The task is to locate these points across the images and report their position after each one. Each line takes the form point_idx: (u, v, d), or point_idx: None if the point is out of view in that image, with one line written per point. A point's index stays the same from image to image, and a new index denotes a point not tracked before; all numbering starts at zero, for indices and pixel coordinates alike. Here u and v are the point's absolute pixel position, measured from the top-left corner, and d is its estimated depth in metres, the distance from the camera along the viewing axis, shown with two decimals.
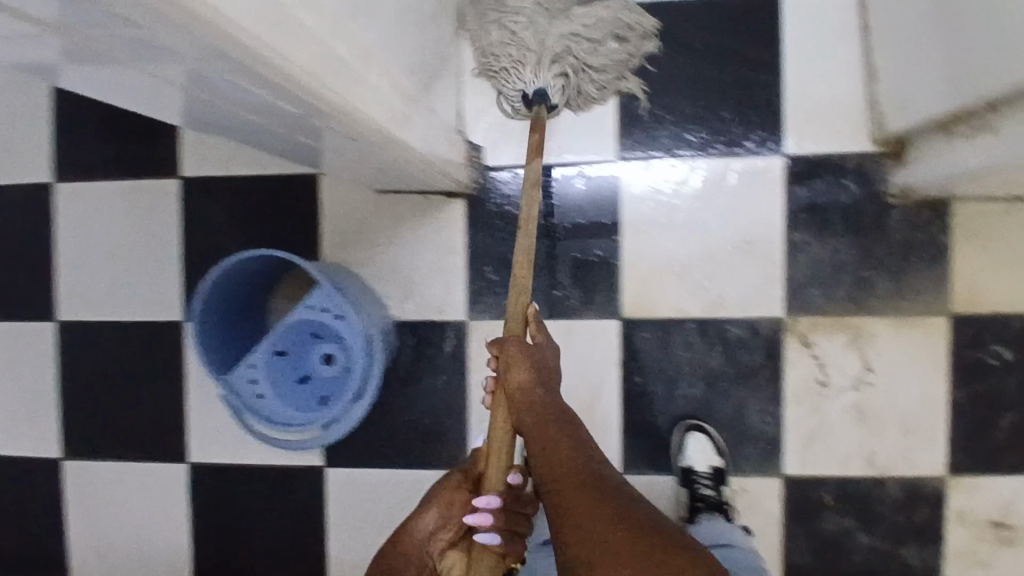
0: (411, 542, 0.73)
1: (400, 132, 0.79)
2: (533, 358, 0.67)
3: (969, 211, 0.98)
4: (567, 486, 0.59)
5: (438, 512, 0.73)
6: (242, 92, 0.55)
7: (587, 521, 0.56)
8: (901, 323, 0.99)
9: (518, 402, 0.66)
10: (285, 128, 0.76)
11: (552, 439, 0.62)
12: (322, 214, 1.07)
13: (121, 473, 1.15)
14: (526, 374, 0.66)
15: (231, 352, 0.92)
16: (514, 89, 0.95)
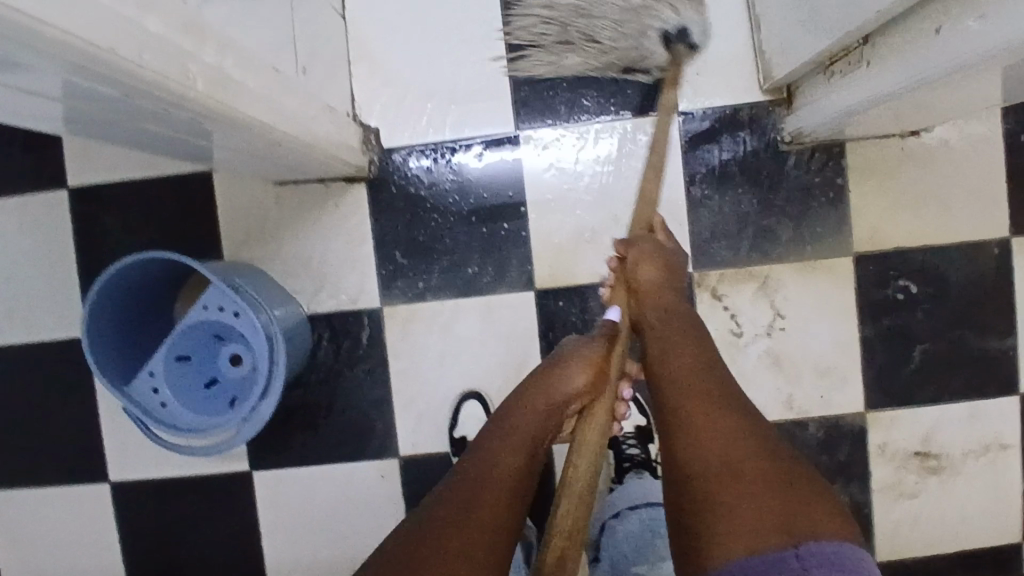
0: (554, 384, 0.76)
1: (281, 119, 0.77)
2: (663, 258, 0.82)
3: (862, 151, 0.99)
4: (688, 357, 0.70)
5: (585, 372, 0.76)
6: (85, 91, 0.53)
7: (718, 423, 0.61)
8: (807, 267, 1.00)
9: (647, 287, 0.80)
10: (160, 128, 0.73)
11: (680, 337, 0.73)
12: (220, 214, 1.04)
13: (41, 498, 1.11)
14: (653, 270, 0.81)
15: (125, 366, 0.89)
16: (658, 32, 0.92)
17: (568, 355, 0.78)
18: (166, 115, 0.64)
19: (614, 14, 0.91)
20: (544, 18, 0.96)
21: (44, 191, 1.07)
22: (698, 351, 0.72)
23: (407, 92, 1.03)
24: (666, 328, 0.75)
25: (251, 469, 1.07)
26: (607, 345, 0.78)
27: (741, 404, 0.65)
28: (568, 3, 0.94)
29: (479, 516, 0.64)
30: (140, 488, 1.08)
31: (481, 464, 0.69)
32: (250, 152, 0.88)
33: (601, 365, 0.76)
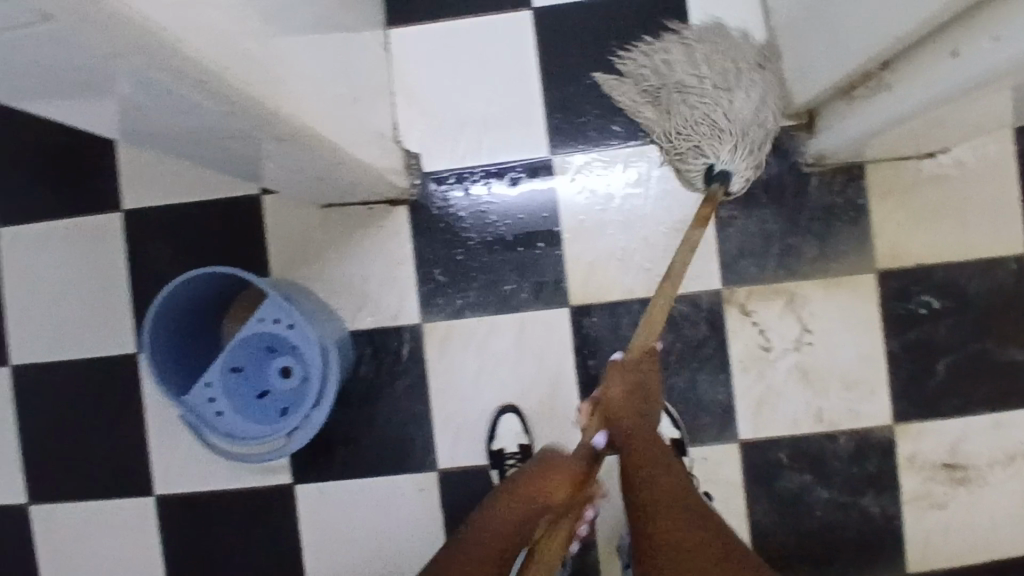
0: (518, 507, 0.75)
1: (341, 142, 0.83)
2: (645, 388, 0.80)
3: (881, 172, 1.04)
4: (659, 507, 0.76)
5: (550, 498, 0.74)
6: (190, 112, 0.58)
7: (671, 525, 0.75)
8: (832, 283, 1.04)
9: (625, 415, 0.79)
10: (227, 150, 0.79)
11: (655, 463, 0.78)
12: (268, 235, 1.09)
13: (87, 511, 1.14)
14: (628, 392, 0.79)
15: (178, 375, 0.93)
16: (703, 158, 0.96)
17: (540, 472, 0.75)
18: (245, 137, 0.69)
19: (694, 111, 0.96)
20: (658, 66, 1.01)
21: (100, 214, 1.12)
22: (669, 492, 0.77)
23: (447, 119, 1.09)
24: (645, 464, 0.77)
25: (294, 482, 1.10)
26: (580, 466, 0.75)
27: (703, 548, 0.74)
28: (680, 72, 0.99)
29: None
30: (184, 502, 1.11)
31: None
32: (305, 174, 0.93)
33: (575, 484, 0.74)
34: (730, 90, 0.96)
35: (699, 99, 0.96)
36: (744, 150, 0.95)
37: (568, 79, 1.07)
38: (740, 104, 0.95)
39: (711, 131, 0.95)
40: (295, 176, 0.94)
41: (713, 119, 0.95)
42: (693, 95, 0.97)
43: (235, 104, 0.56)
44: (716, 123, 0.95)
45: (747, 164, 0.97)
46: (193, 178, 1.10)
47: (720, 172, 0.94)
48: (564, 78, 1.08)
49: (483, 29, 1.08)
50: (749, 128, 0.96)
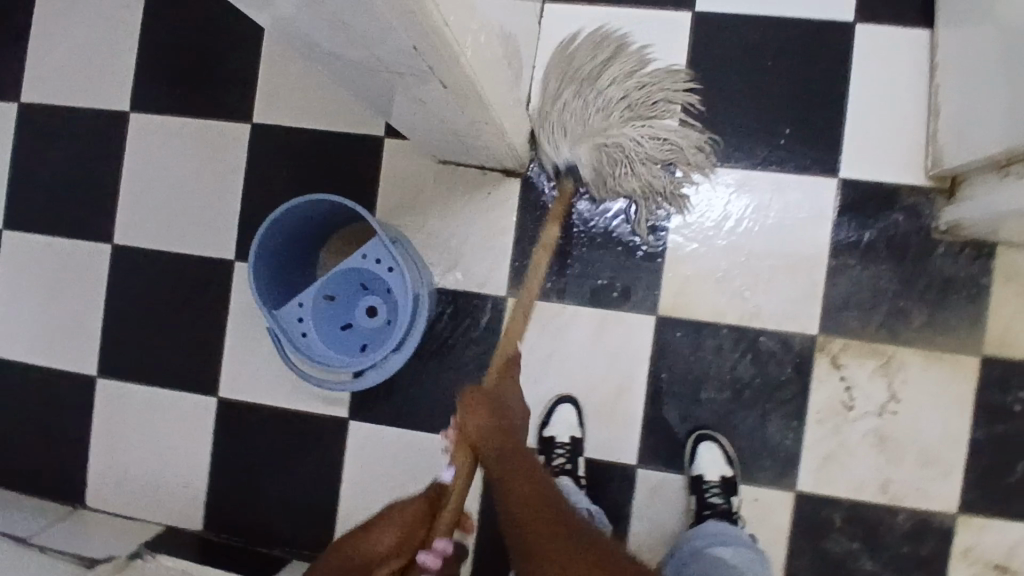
0: (354, 559, 0.73)
1: (484, 96, 0.83)
2: (489, 399, 0.77)
3: (1012, 255, 0.99)
4: (538, 541, 0.72)
5: (393, 534, 0.75)
6: (368, 24, 0.59)
7: (551, 556, 0.71)
8: (932, 356, 1.00)
9: (485, 444, 0.76)
10: (376, 76, 0.80)
11: (519, 493, 0.75)
12: (381, 175, 1.11)
13: (149, 396, 1.18)
14: (484, 420, 0.76)
15: (274, 285, 0.96)
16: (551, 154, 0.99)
17: (364, 527, 0.75)
18: (405, 65, 0.70)
19: (576, 104, 0.97)
20: (582, 59, 1.00)
21: (228, 119, 1.15)
22: (538, 518, 0.73)
23: None
24: (509, 500, 0.75)
25: (349, 418, 1.12)
26: (419, 507, 0.77)
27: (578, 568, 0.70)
28: (591, 75, 0.98)
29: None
30: (244, 410, 1.15)
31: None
32: (433, 120, 0.93)
33: (405, 530, 0.75)
34: (632, 118, 0.98)
35: (591, 100, 0.96)
36: (593, 154, 0.97)
37: (713, 88, 1.05)
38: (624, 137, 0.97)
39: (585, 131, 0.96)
40: (425, 120, 0.95)
41: (592, 115, 0.96)
42: (593, 97, 0.97)
43: (413, 14, 0.56)
44: (596, 122, 0.96)
45: (596, 169, 0.99)
46: (323, 106, 1.12)
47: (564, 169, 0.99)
48: (710, 86, 1.05)
49: (641, 20, 1.06)
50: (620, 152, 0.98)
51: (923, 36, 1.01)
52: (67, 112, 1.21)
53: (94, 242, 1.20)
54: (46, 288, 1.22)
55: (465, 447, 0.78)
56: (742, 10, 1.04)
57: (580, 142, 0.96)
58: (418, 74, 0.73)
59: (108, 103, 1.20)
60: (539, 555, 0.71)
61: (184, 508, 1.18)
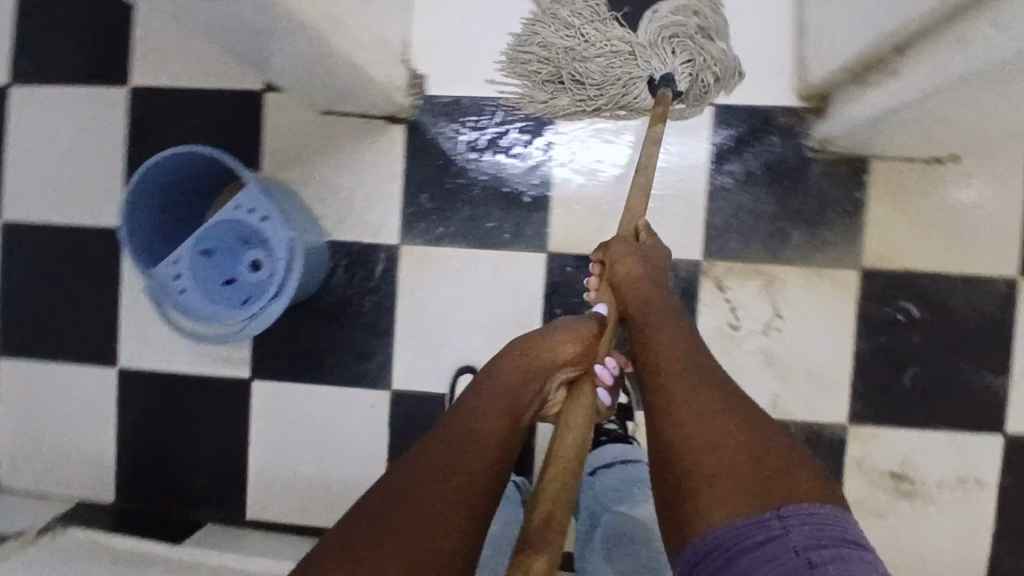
0: (534, 359, 0.74)
1: (344, 42, 0.82)
2: (641, 255, 0.83)
3: (885, 169, 1.02)
4: (666, 380, 0.66)
5: (573, 344, 0.77)
6: None
7: (698, 414, 0.61)
8: (814, 273, 1.03)
9: (627, 285, 0.80)
10: (228, 29, 0.79)
11: (671, 336, 0.71)
12: (265, 130, 1.10)
13: (48, 372, 1.17)
14: (635, 266, 0.82)
15: (147, 247, 0.94)
16: (644, 87, 0.99)
17: (541, 336, 0.77)
18: (241, 12, 0.69)
19: (602, 56, 0.99)
20: (544, 42, 1.02)
21: (105, 85, 1.13)
22: (680, 355, 0.68)
23: (458, 46, 1.07)
24: (655, 336, 0.72)
25: (252, 377, 1.12)
26: (588, 330, 0.79)
27: (728, 406, 0.61)
28: (562, 44, 1.00)
29: (467, 493, 0.60)
30: (145, 379, 1.14)
31: (461, 442, 0.64)
32: (301, 72, 0.92)
33: (585, 341, 0.78)
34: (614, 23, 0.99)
35: (594, 44, 0.99)
36: (671, 53, 0.97)
37: None
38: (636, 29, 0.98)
39: (617, 56, 0.98)
40: (295, 74, 0.94)
41: (616, 44, 0.98)
42: (593, 44, 0.99)
43: None
44: (623, 49, 0.98)
45: (683, 70, 0.97)
46: (201, 65, 1.10)
47: (661, 80, 0.97)
48: None
49: None
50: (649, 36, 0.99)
51: None
52: None
53: None
54: None
55: (609, 289, 0.83)
56: None
57: (653, 57, 0.97)
58: (261, 22, 0.72)
59: None
60: (677, 398, 0.63)
61: (95, 481, 1.17)
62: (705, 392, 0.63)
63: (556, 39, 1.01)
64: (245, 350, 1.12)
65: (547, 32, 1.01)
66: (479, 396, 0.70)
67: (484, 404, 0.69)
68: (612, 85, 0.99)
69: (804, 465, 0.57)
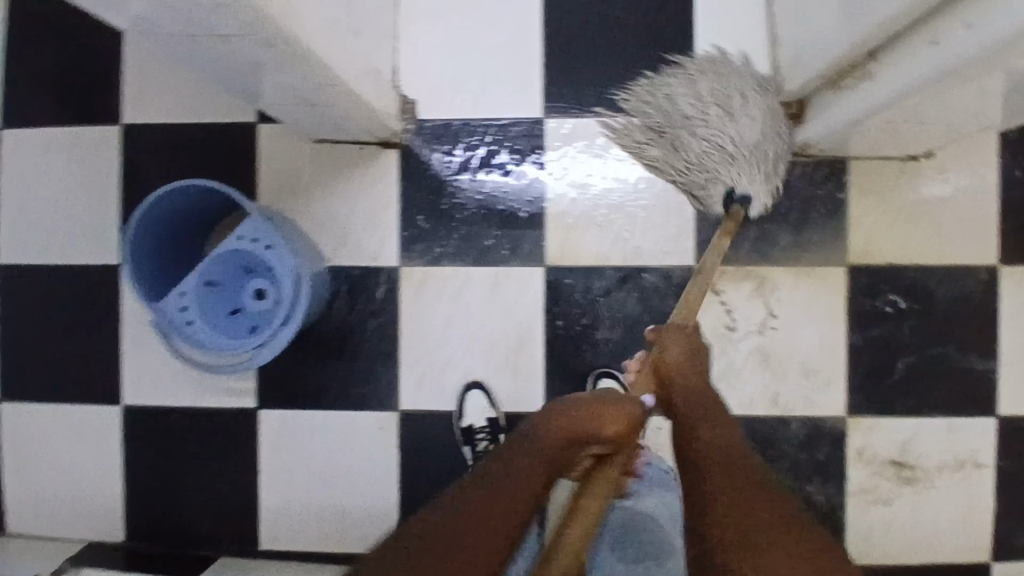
0: (579, 433, 0.73)
1: (340, 72, 0.84)
2: (690, 344, 0.82)
3: (864, 168, 1.06)
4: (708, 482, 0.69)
5: (616, 424, 0.73)
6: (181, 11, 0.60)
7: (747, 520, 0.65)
8: (804, 272, 1.06)
9: (675, 375, 0.79)
10: (226, 67, 0.81)
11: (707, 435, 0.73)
12: (260, 163, 1.11)
13: (51, 414, 1.16)
14: (682, 353, 0.80)
15: (150, 282, 0.95)
16: (720, 184, 0.96)
17: (597, 408, 0.73)
18: (240, 50, 0.71)
19: (706, 142, 0.95)
20: (669, 96, 1.00)
21: (97, 126, 1.14)
22: (727, 463, 0.71)
23: (446, 72, 1.10)
24: (704, 437, 0.73)
25: (258, 407, 1.13)
26: (630, 408, 0.73)
27: (771, 536, 0.64)
28: (684, 107, 0.98)
29: (489, 549, 0.68)
30: (150, 415, 1.14)
31: (493, 503, 0.70)
32: (297, 104, 0.94)
33: (633, 423, 0.73)
34: (738, 115, 0.95)
35: (702, 130, 0.96)
36: (756, 174, 0.95)
37: (568, 41, 1.08)
38: (746, 132, 0.94)
39: (716, 154, 0.95)
40: (290, 107, 0.96)
41: (723, 141, 0.95)
42: (701, 128, 0.96)
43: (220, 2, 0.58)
44: (730, 147, 0.94)
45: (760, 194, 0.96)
46: (193, 101, 1.12)
47: (740, 197, 0.95)
48: (566, 40, 1.09)
49: None
50: (758, 147, 0.95)
51: None
52: None
53: None
54: None
55: (652, 375, 0.80)
56: None
57: (743, 169, 0.94)
58: (260, 59, 0.74)
59: None
60: (728, 508, 0.66)
61: (105, 522, 1.16)
62: (750, 498, 0.67)
63: (682, 99, 0.98)
64: (250, 381, 1.13)
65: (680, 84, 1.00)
66: (518, 452, 0.73)
67: (521, 459, 0.73)
68: (698, 171, 0.98)
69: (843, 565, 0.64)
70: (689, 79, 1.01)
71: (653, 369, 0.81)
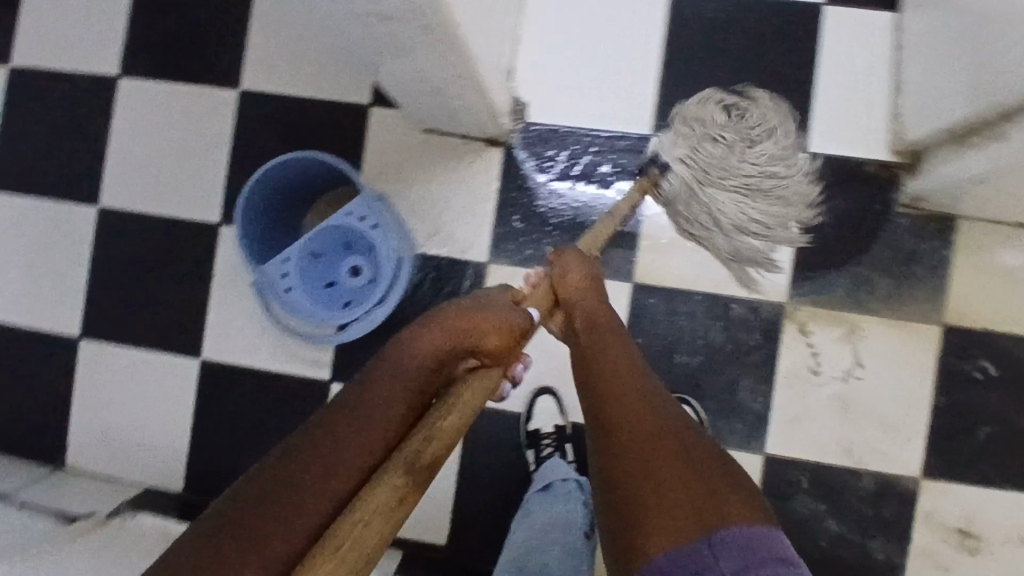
0: (450, 343, 0.68)
1: (477, 68, 0.85)
2: (591, 273, 0.82)
3: (972, 229, 1.04)
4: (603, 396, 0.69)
5: (488, 332, 0.70)
6: None
7: (633, 430, 0.64)
8: (895, 325, 1.04)
9: (575, 298, 0.81)
10: (370, 50, 0.82)
11: (608, 350, 0.74)
12: (368, 143, 1.14)
13: (129, 358, 1.20)
14: (585, 284, 0.81)
15: (251, 247, 0.97)
16: (682, 152, 1.02)
17: (472, 315, 0.70)
18: (399, 37, 0.72)
19: (726, 152, 1.00)
20: (759, 124, 1.02)
21: (216, 87, 1.18)
22: (625, 392, 0.68)
23: (562, 77, 1.11)
24: (609, 363, 0.72)
25: (330, 380, 1.14)
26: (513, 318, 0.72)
27: (666, 443, 0.62)
28: (756, 134, 1.01)
29: (355, 468, 0.57)
30: (225, 372, 1.17)
31: (355, 423, 0.60)
32: (422, 94, 0.95)
33: (512, 334, 0.71)
34: (764, 180, 1.01)
35: (722, 164, 1.00)
36: (692, 183, 1.02)
37: (688, 63, 1.08)
38: (723, 206, 1.01)
39: (702, 174, 1.01)
40: (414, 96, 0.97)
41: (731, 165, 1.00)
42: (730, 161, 1.00)
43: None
44: (724, 170, 1.00)
45: (675, 194, 1.03)
46: (311, 75, 1.15)
47: (663, 175, 1.03)
48: (687, 62, 1.09)
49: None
50: (706, 212, 1.02)
51: (889, 18, 1.06)
52: (54, 77, 1.22)
53: (81, 204, 1.21)
54: (30, 249, 1.23)
55: (550, 293, 0.82)
56: None
57: (698, 176, 1.01)
58: (412, 47, 0.75)
59: (96, 69, 1.21)
60: (618, 422, 0.66)
61: (164, 469, 1.19)
62: (642, 407, 0.66)
63: (761, 130, 1.01)
64: (326, 352, 1.14)
65: (777, 132, 1.02)
66: (386, 365, 0.66)
67: (395, 373, 0.65)
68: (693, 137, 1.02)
69: (734, 487, 0.60)
70: (789, 143, 1.02)
71: (551, 295, 0.82)
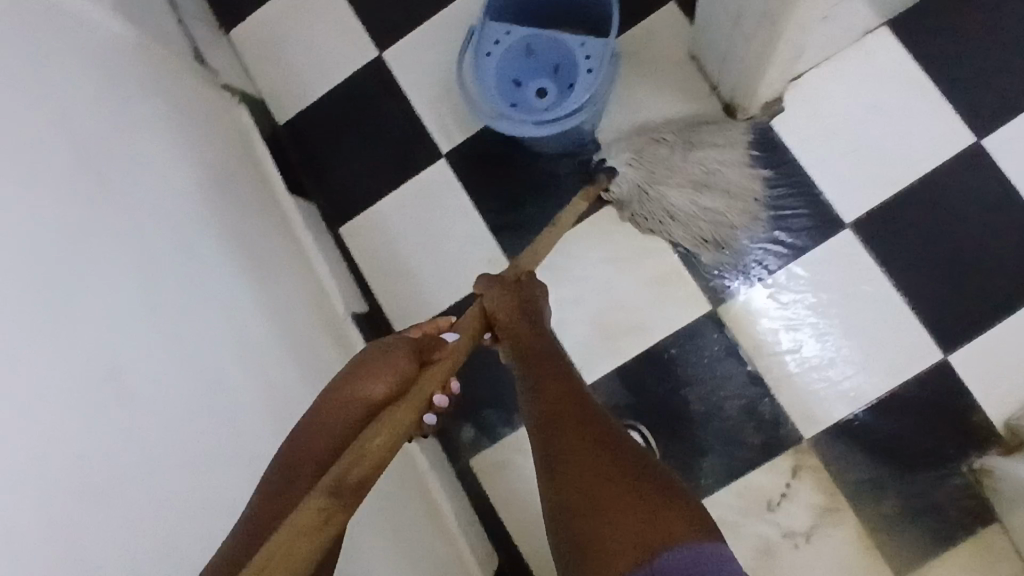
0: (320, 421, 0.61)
1: (781, 35, 0.85)
2: (519, 292, 0.82)
3: (1000, 541, 0.97)
4: (555, 434, 0.63)
5: (383, 375, 0.64)
6: None
7: (578, 468, 0.59)
8: (862, 541, 1.00)
9: (501, 319, 0.79)
10: None
11: (546, 372, 0.70)
12: (642, 21, 1.13)
13: (334, 5, 1.27)
14: (510, 302, 0.80)
15: (508, 8, 1.06)
16: (619, 154, 1.07)
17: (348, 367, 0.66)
18: None
19: (663, 147, 1.06)
20: (707, 127, 1.07)
21: None
22: (566, 411, 0.65)
23: (833, 117, 1.06)
24: (543, 388, 0.68)
25: (443, 156, 1.21)
26: (412, 362, 0.67)
27: (609, 472, 0.58)
28: (696, 138, 1.07)
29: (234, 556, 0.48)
30: (383, 81, 1.24)
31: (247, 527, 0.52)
32: (717, 20, 0.95)
33: (398, 368, 0.65)
34: (709, 178, 1.06)
35: (665, 165, 1.06)
36: (638, 177, 1.06)
37: (927, 203, 1.03)
38: (673, 202, 1.06)
39: (650, 176, 1.06)
40: (711, 18, 0.97)
41: (666, 163, 1.06)
42: (672, 160, 1.06)
43: None
44: (661, 169, 1.06)
45: (627, 194, 1.08)
46: None
47: (611, 172, 1.07)
48: (926, 201, 1.04)
49: (934, 104, 1.04)
50: (661, 209, 1.07)
51: None
52: None
53: None
54: None
55: (478, 319, 0.80)
56: (1009, 175, 1.02)
57: (642, 174, 1.06)
58: None
59: None
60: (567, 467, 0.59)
61: (279, 100, 1.28)
62: (585, 438, 0.61)
63: (704, 134, 1.07)
64: (462, 136, 1.20)
65: (725, 139, 1.07)
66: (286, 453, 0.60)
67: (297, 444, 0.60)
68: (639, 143, 1.07)
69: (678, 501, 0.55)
70: (726, 140, 1.07)
71: (482, 317, 0.80)
